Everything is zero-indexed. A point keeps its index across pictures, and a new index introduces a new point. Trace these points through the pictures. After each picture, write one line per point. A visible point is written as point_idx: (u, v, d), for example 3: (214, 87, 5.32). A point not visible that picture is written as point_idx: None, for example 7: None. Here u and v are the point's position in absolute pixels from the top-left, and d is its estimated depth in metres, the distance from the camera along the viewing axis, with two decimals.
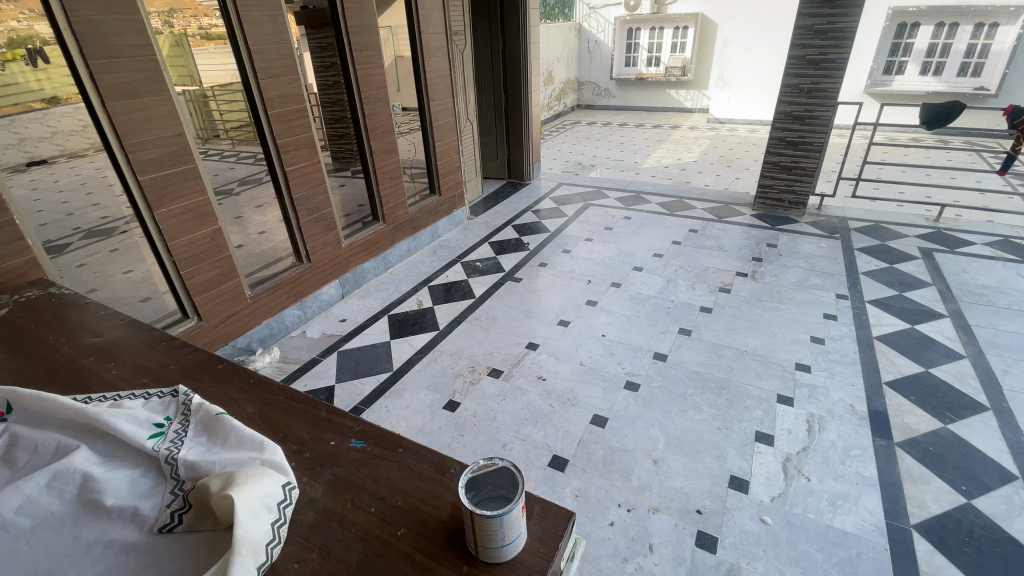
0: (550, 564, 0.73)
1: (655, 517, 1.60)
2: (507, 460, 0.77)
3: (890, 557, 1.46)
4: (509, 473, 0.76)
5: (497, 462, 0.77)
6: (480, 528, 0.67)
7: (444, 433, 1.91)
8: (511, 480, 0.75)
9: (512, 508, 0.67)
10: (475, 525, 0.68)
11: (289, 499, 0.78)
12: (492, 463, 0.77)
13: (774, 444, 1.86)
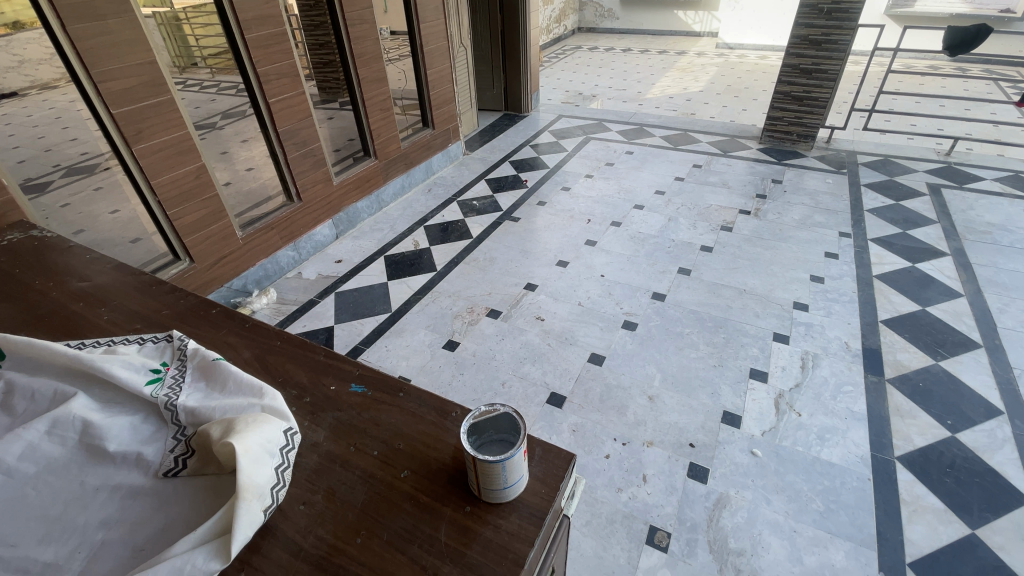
0: (552, 503, 0.73)
1: (649, 450, 1.66)
2: (509, 405, 0.74)
3: (873, 486, 1.53)
4: (512, 420, 0.74)
5: (499, 408, 0.75)
6: (486, 474, 0.68)
7: (444, 372, 1.93)
8: (515, 427, 0.73)
9: (517, 451, 0.67)
10: (480, 471, 0.68)
11: (291, 444, 0.78)
12: (492, 409, 0.74)
13: (768, 380, 1.90)
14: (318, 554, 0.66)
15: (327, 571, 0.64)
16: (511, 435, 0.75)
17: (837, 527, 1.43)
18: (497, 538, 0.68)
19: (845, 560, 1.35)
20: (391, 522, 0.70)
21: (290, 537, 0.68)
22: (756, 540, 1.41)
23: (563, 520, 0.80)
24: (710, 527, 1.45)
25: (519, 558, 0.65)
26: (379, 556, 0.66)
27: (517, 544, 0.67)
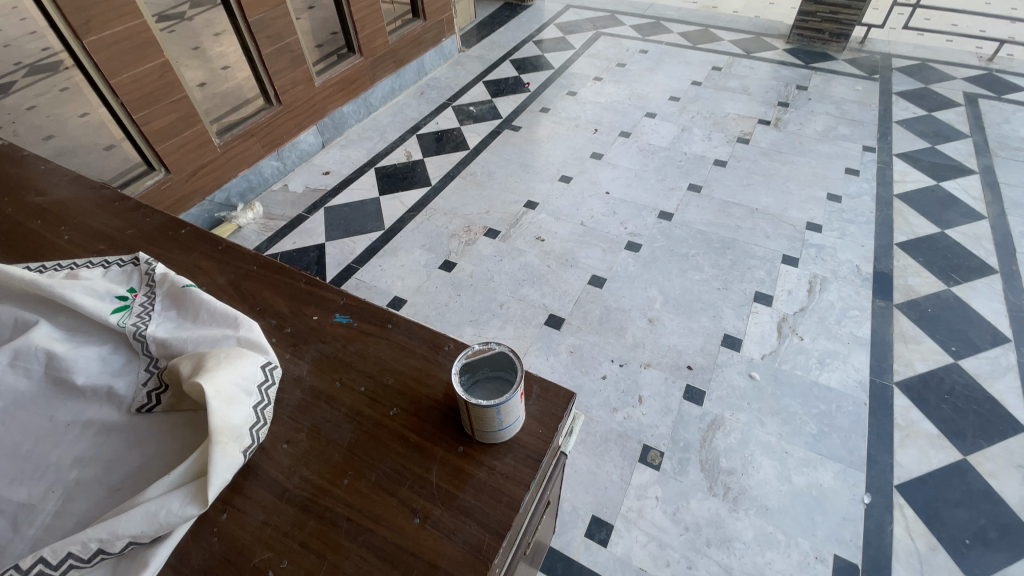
0: (550, 443, 0.69)
1: (646, 372, 1.64)
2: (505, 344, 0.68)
3: (868, 410, 1.54)
4: (509, 359, 0.67)
5: (494, 347, 0.68)
6: (481, 418, 0.63)
7: (441, 293, 1.88)
8: (514, 368, 0.67)
9: (513, 394, 0.61)
10: (474, 415, 0.63)
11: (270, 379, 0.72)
12: (487, 347, 0.67)
13: (772, 304, 1.85)
14: (305, 495, 0.63)
15: (313, 513, 0.61)
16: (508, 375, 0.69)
17: (828, 450, 1.46)
18: (491, 480, 0.64)
19: (832, 481, 1.39)
20: (380, 462, 0.66)
21: (274, 477, 0.65)
22: (748, 461, 1.44)
23: (560, 457, 0.76)
24: (703, 447, 1.47)
25: (513, 501, 0.62)
26: (368, 497, 0.62)
27: (511, 487, 0.63)
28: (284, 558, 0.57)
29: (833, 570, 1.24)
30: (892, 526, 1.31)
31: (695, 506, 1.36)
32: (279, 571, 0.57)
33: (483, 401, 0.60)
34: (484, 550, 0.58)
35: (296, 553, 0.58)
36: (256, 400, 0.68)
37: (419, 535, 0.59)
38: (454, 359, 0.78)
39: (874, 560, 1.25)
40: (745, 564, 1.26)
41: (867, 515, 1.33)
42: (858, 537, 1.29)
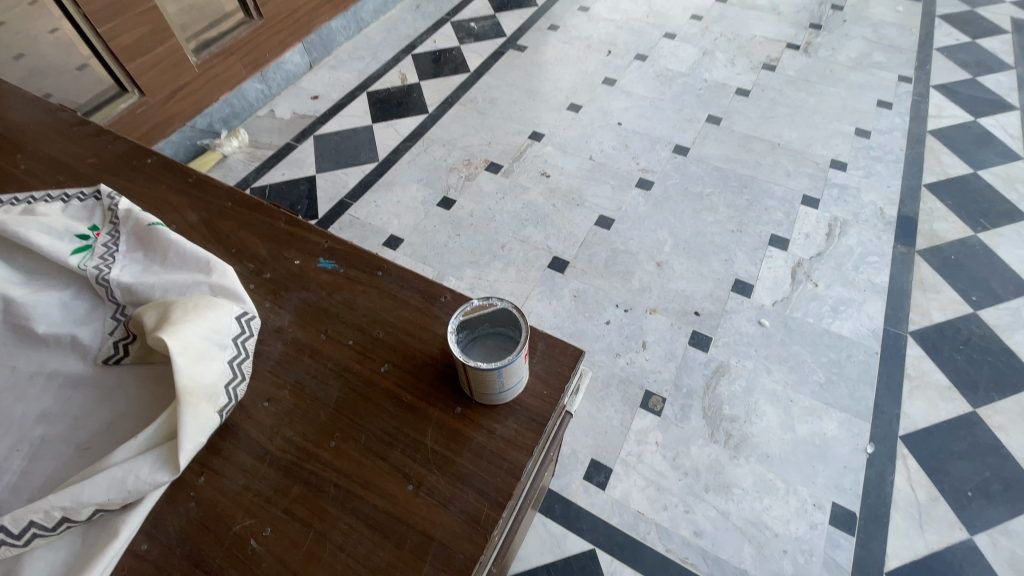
0: (555, 404, 0.63)
1: (652, 318, 1.58)
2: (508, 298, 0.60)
3: (878, 360, 1.51)
4: (513, 316, 0.60)
5: (495, 303, 0.60)
6: (481, 381, 0.57)
7: (440, 232, 1.78)
8: (518, 325, 0.60)
9: (517, 357, 0.55)
10: (473, 378, 0.57)
11: (248, 331, 0.65)
12: (487, 303, 0.60)
13: (788, 248, 1.75)
14: (289, 458, 0.58)
15: (298, 477, 0.56)
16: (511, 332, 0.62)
17: (834, 399, 1.43)
18: (490, 445, 0.59)
19: (836, 430, 1.38)
20: (370, 423, 0.60)
21: (254, 439, 0.59)
22: (751, 408, 1.41)
23: (564, 417, 0.71)
24: (706, 394, 1.44)
25: (515, 468, 0.57)
26: (357, 461, 0.57)
27: (513, 453, 0.58)
28: (267, 525, 0.53)
29: (830, 517, 1.25)
30: (893, 476, 1.31)
31: (695, 453, 1.35)
32: (262, 539, 0.53)
33: (483, 364, 0.54)
34: (483, 520, 0.54)
35: (280, 520, 0.54)
36: (232, 355, 0.61)
37: (412, 503, 0.55)
38: (451, 311, 0.70)
39: (872, 509, 1.26)
40: (743, 510, 1.27)
41: (869, 465, 1.32)
42: (858, 486, 1.29)
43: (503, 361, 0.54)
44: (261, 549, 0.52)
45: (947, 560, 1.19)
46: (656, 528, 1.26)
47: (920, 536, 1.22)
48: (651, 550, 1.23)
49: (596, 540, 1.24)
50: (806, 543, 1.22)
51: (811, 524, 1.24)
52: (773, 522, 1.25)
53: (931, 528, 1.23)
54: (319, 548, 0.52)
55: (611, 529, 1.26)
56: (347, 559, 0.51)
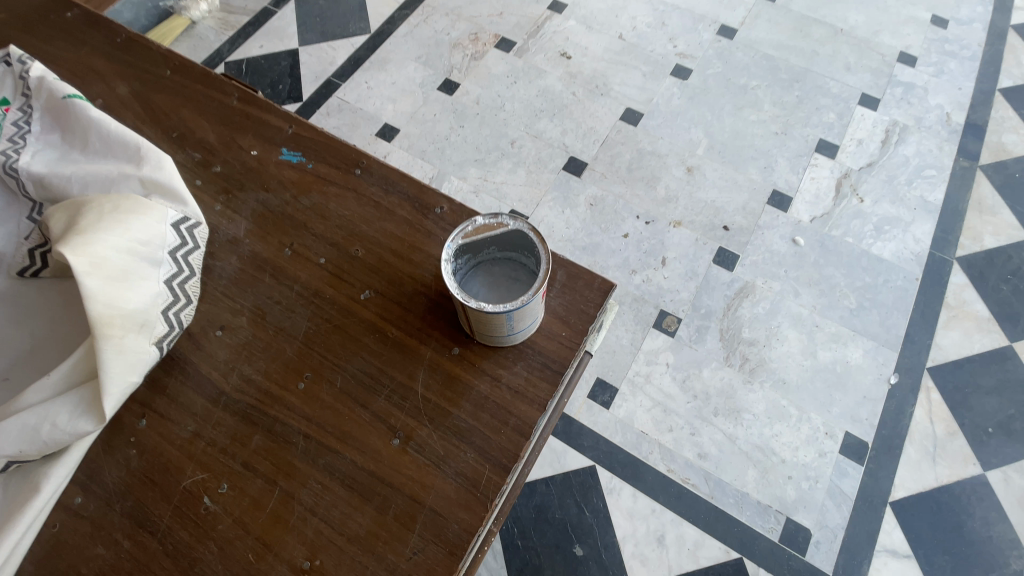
0: (575, 348, 0.51)
1: (675, 231, 1.43)
2: (523, 217, 0.48)
3: (918, 286, 1.38)
4: (528, 240, 0.48)
5: (505, 225, 0.48)
6: (485, 327, 0.46)
7: (441, 123, 1.56)
8: (532, 250, 0.49)
9: (534, 298, 0.44)
10: (476, 322, 0.46)
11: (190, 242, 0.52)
12: (496, 222, 0.48)
13: (836, 156, 1.55)
14: (249, 401, 0.47)
15: (260, 425, 0.46)
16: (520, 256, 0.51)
17: (863, 326, 1.33)
18: (495, 395, 0.48)
19: (860, 359, 1.29)
20: (346, 361, 0.49)
21: (205, 376, 0.48)
22: (773, 333, 1.32)
23: (584, 359, 0.59)
24: (726, 316, 1.33)
25: (523, 425, 0.47)
26: (331, 407, 0.47)
27: (517, 406, 0.48)
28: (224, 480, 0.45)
29: (841, 446, 1.21)
30: (913, 408, 1.25)
31: (708, 375, 1.27)
32: (217, 498, 0.44)
33: (493, 307, 0.43)
34: (482, 487, 0.45)
35: (239, 475, 0.45)
36: (168, 271, 0.49)
37: (398, 460, 0.45)
38: (444, 225, 0.56)
39: (886, 440, 1.22)
40: (751, 435, 1.22)
41: (889, 396, 1.26)
42: (874, 417, 1.24)
43: (517, 304, 0.44)
44: (216, 509, 0.43)
45: (954, 493, 1.17)
46: (659, 449, 1.22)
47: (932, 469, 1.19)
48: (652, 470, 1.20)
49: (597, 458, 1.21)
50: (812, 470, 1.19)
51: (820, 452, 1.21)
52: (781, 448, 1.21)
53: (944, 462, 1.20)
54: (286, 510, 0.43)
55: (612, 447, 1.22)
56: (319, 525, 0.43)
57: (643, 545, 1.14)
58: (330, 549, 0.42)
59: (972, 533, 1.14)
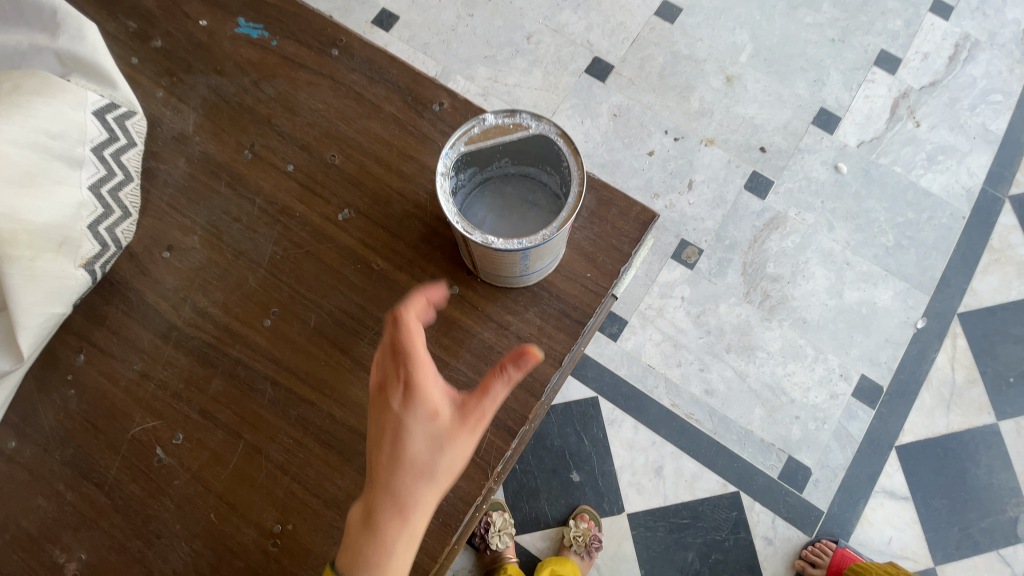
0: (601, 295, 0.57)
1: (706, 151, 1.28)
2: (550, 120, 0.43)
3: (963, 226, 1.26)
4: (552, 148, 0.44)
5: (529, 128, 0.44)
6: (492, 257, 0.44)
7: (448, 10, 1.35)
8: (554, 160, 0.45)
9: (555, 235, 0.41)
10: (484, 254, 0.44)
11: (117, 135, 0.55)
12: (516, 122, 0.44)
13: (897, 72, 1.35)
14: (210, 338, 0.54)
15: (218, 369, 0.54)
16: (537, 164, 0.48)
17: (898, 266, 1.23)
18: (502, 345, 0.54)
19: (889, 301, 1.21)
20: (322, 301, 0.55)
21: (164, 290, 0.56)
22: (800, 269, 1.22)
23: (607, 300, 0.57)
24: (751, 248, 1.23)
25: (529, 378, 0.54)
26: (307, 353, 0.54)
27: (536, 363, 0.54)
28: (179, 429, 0.53)
29: (854, 389, 1.17)
30: (936, 354, 1.18)
31: (724, 311, 1.20)
32: (170, 450, 0.52)
33: (507, 243, 0.41)
34: (481, 451, 0.54)
35: (191, 426, 0.53)
36: (92, 173, 0.53)
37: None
38: (443, 124, 0.59)
39: (902, 384, 1.17)
40: (762, 373, 1.17)
41: (913, 340, 1.19)
42: (894, 361, 1.18)
43: (535, 240, 0.41)
44: (168, 461, 0.52)
45: (962, 441, 1.14)
46: (664, 383, 1.17)
47: (944, 416, 1.15)
48: (656, 403, 1.16)
49: (601, 389, 1.17)
50: (821, 411, 1.15)
51: (832, 394, 1.16)
52: (792, 388, 1.17)
53: (958, 410, 1.16)
54: (254, 468, 0.52)
55: (617, 379, 1.18)
56: (287, 480, 0.52)
57: (641, 474, 1.14)
58: (296, 513, 0.51)
59: (975, 479, 1.13)
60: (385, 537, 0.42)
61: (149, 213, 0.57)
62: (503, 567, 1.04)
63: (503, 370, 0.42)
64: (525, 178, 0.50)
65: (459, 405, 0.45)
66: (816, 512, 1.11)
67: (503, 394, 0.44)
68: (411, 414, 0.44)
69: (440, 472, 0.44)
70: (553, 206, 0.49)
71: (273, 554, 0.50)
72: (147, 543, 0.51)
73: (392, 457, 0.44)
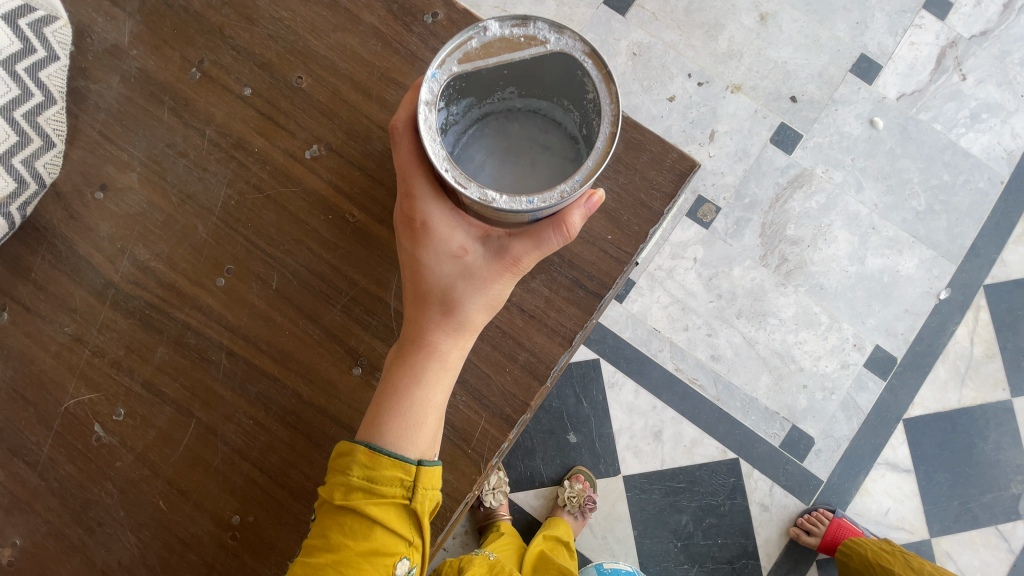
0: (623, 265, 0.57)
1: (731, 99, 1.17)
2: (573, 33, 0.37)
3: (1001, 191, 1.17)
4: (572, 68, 0.38)
5: (547, 43, 0.37)
6: (492, 214, 0.38)
7: None
8: (574, 92, 0.39)
9: (576, 192, 0.35)
10: (486, 212, 0.37)
11: (33, 46, 0.52)
12: (531, 41, 0.38)
13: (948, 16, 1.21)
14: (153, 298, 0.54)
15: (165, 335, 0.53)
16: (551, 95, 0.41)
17: (927, 232, 1.15)
18: (508, 324, 0.56)
19: (912, 269, 1.14)
20: (287, 260, 0.54)
21: (98, 237, 0.55)
22: (821, 232, 1.14)
23: (629, 268, 0.57)
24: (772, 209, 1.14)
25: (531, 357, 0.56)
26: (266, 319, 0.54)
27: (540, 340, 0.56)
28: (120, 405, 0.53)
29: (867, 359, 1.12)
30: (956, 327, 1.13)
31: (738, 274, 1.13)
32: (109, 427, 0.53)
33: (513, 201, 0.35)
34: (473, 442, 0.55)
35: (133, 403, 0.53)
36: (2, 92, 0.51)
37: (353, 390, 0.53)
38: (433, 43, 0.56)
39: (917, 356, 1.12)
40: (772, 340, 1.12)
41: (933, 312, 1.13)
42: (911, 332, 1.13)
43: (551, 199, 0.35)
44: (107, 441, 0.53)
45: (973, 416, 1.11)
46: (669, 347, 1.12)
47: (957, 391, 1.11)
48: (659, 367, 1.12)
49: (603, 351, 1.13)
50: (829, 381, 1.11)
51: (843, 363, 1.12)
52: (802, 356, 1.12)
53: (972, 384, 1.12)
54: (208, 451, 0.53)
55: (620, 342, 1.13)
56: (245, 466, 0.53)
57: (639, 438, 1.11)
58: (256, 505, 0.52)
59: (980, 455, 1.10)
60: (427, 362, 0.48)
61: (77, 144, 0.55)
62: (495, 524, 1.04)
63: (564, 225, 0.41)
64: (535, 115, 0.43)
65: (493, 247, 0.45)
66: (815, 482, 1.10)
67: (552, 244, 0.44)
68: (438, 253, 0.45)
69: (479, 308, 0.48)
70: (567, 150, 0.41)
71: (232, 546, 0.52)
72: (87, 531, 0.52)
73: (430, 292, 0.47)
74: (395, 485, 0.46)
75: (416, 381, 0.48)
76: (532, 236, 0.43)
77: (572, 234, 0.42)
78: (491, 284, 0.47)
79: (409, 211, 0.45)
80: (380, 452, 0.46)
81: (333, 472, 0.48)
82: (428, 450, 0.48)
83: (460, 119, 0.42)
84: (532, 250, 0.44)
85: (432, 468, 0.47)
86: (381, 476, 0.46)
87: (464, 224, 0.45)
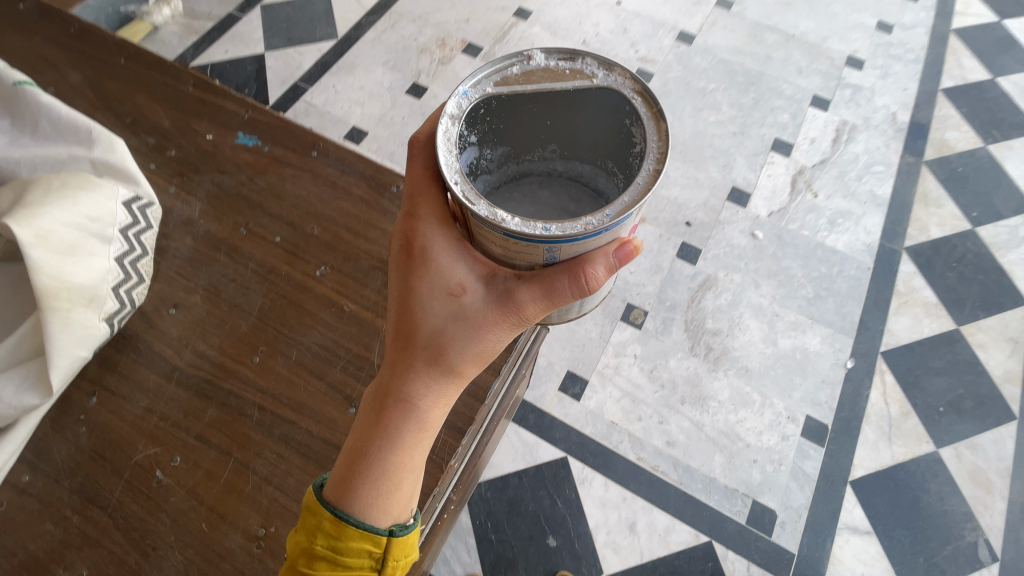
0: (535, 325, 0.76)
1: (640, 228, 1.47)
2: (622, 74, 0.52)
3: (869, 275, 1.45)
4: (618, 100, 0.52)
5: (593, 77, 0.52)
6: (505, 241, 0.49)
7: (409, 125, 1.58)
8: (621, 151, 0.57)
9: (599, 223, 0.46)
10: (497, 237, 0.49)
11: (139, 220, 0.72)
12: (586, 75, 0.53)
13: (791, 154, 1.61)
14: (207, 374, 0.68)
15: (212, 401, 0.67)
16: (599, 160, 0.60)
17: (821, 314, 1.39)
18: None
19: (819, 345, 1.35)
20: (304, 338, 0.70)
21: (170, 337, 0.70)
22: (735, 322, 1.36)
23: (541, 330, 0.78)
24: (690, 308, 1.37)
25: (478, 391, 0.70)
26: (289, 382, 0.68)
27: (480, 374, 0.70)
28: (177, 453, 0.64)
29: (802, 429, 1.25)
30: (869, 391, 1.30)
31: (674, 365, 1.30)
32: (170, 471, 0.63)
33: (524, 224, 0.46)
34: (435, 449, 0.68)
35: (189, 448, 0.65)
36: (118, 248, 0.68)
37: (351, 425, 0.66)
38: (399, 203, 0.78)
39: (845, 422, 1.26)
40: (717, 422, 1.25)
41: (846, 379, 1.31)
42: (833, 400, 1.28)
43: (572, 229, 0.46)
44: (167, 481, 0.63)
45: (910, 470, 1.22)
46: (628, 438, 1.23)
47: (887, 448, 1.24)
48: (622, 458, 1.22)
49: (568, 449, 1.22)
50: (776, 453, 1.22)
51: (783, 435, 1.24)
52: (746, 433, 1.24)
53: (899, 441, 1.25)
54: (242, 481, 0.63)
55: (583, 438, 1.23)
56: (270, 490, 0.63)
57: (615, 533, 1.15)
58: (278, 517, 0.62)
59: (928, 507, 1.19)
60: (406, 423, 0.56)
61: (158, 280, 0.74)
62: None
63: (564, 282, 0.51)
64: (583, 178, 0.64)
65: (491, 295, 0.55)
66: (788, 556, 1.14)
67: (555, 298, 0.53)
68: (439, 290, 0.55)
69: (462, 361, 0.57)
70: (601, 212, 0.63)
71: (257, 553, 0.60)
72: (143, 555, 0.60)
73: (422, 335, 0.57)
74: (362, 557, 0.53)
75: (392, 445, 0.55)
76: (542, 287, 0.53)
77: (581, 289, 0.51)
78: (480, 333, 0.57)
79: (419, 244, 0.56)
80: (347, 522, 0.53)
81: (300, 538, 0.54)
82: (397, 519, 0.55)
83: (506, 167, 0.62)
84: (532, 299, 0.54)
85: (402, 538, 0.55)
86: (346, 548, 0.53)
87: (468, 265, 0.56)
